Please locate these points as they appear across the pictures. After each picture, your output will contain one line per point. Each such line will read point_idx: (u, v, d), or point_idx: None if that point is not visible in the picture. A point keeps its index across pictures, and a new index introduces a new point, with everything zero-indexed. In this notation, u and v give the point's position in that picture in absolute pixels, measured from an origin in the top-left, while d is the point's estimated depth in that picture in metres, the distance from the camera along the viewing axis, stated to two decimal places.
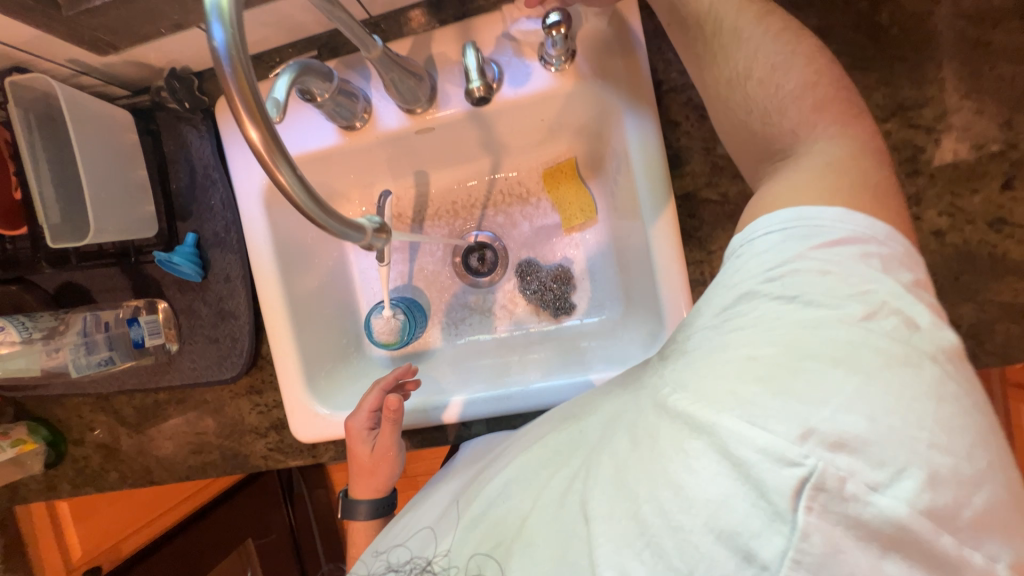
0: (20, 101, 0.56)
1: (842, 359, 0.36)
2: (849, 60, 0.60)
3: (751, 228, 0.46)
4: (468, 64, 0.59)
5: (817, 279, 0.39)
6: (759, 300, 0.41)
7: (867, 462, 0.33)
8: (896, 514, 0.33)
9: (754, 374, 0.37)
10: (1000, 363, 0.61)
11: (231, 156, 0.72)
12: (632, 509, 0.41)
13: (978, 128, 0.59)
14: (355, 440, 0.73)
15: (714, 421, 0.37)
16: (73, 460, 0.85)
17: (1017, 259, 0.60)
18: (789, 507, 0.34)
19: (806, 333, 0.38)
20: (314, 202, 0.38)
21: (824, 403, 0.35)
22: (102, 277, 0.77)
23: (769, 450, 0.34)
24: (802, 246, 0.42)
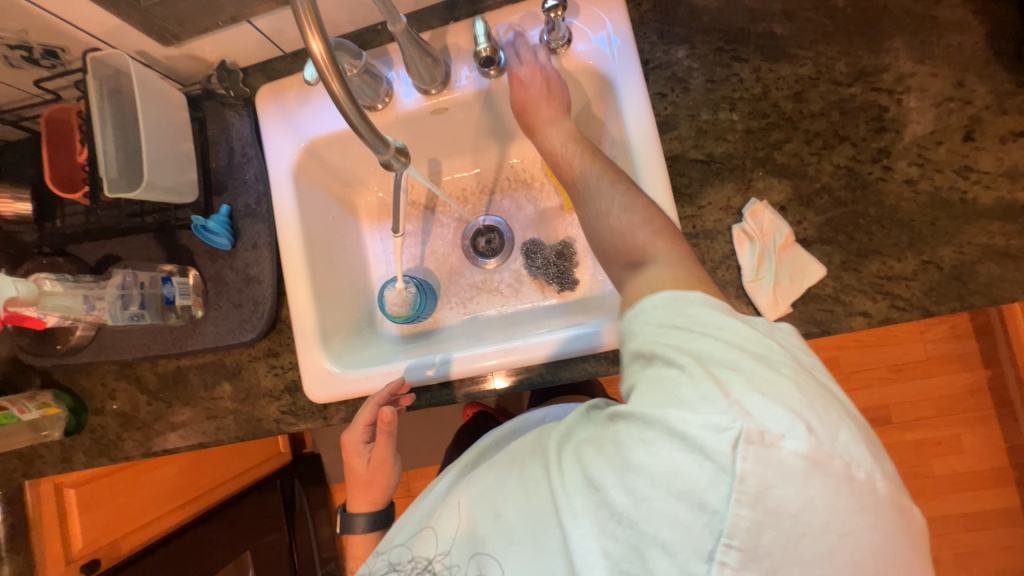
0: (96, 73, 0.65)
1: (739, 365, 0.42)
2: (812, 35, 0.69)
3: (641, 303, 0.50)
4: (477, 31, 0.69)
5: (717, 320, 0.46)
6: (660, 343, 0.46)
7: (770, 416, 0.38)
8: (802, 450, 0.37)
9: (680, 390, 0.41)
10: (988, 302, 0.63)
11: (268, 136, 0.82)
12: (601, 498, 0.44)
13: (934, 88, 0.66)
14: (351, 454, 0.79)
15: (661, 416, 0.41)
16: (92, 429, 0.88)
17: (987, 203, 0.64)
18: (729, 460, 0.37)
19: (712, 357, 0.43)
20: (355, 110, 0.45)
21: (731, 390, 0.40)
22: (140, 247, 0.84)
23: (708, 422, 0.39)
24: (683, 304, 0.48)
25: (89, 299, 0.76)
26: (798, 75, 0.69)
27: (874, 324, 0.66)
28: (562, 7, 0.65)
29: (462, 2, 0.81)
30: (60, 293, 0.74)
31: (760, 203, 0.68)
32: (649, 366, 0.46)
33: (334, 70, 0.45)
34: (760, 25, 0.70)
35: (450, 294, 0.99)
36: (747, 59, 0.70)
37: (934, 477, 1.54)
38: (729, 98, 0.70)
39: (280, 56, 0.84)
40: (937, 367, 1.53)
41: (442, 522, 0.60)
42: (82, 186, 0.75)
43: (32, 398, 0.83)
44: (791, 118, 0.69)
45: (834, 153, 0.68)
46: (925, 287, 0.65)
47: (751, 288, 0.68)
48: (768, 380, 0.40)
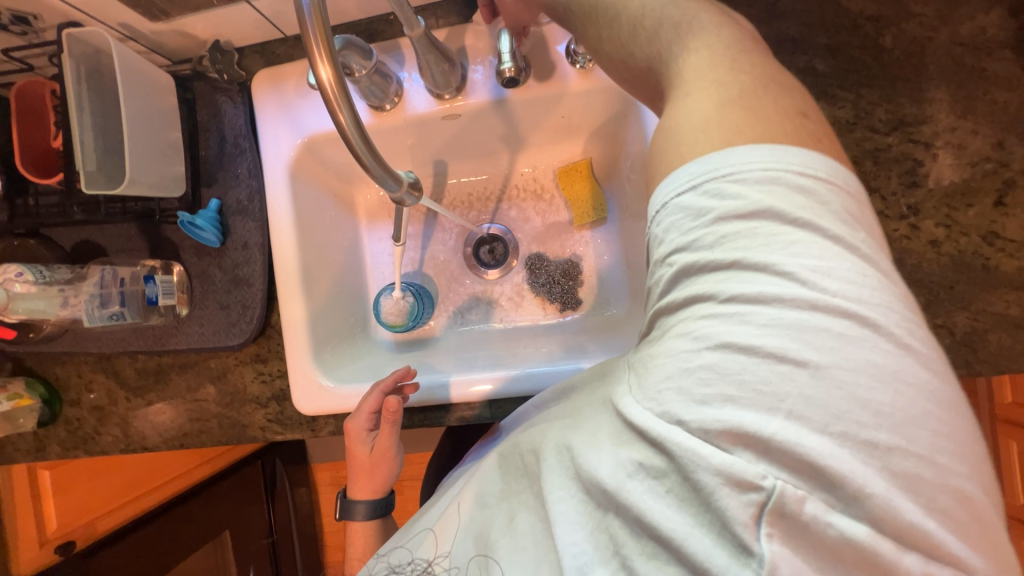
0: (73, 52, 0.58)
1: (792, 333, 0.34)
2: (855, 76, 0.65)
3: (664, 186, 0.42)
4: (502, 47, 0.65)
5: (766, 244, 0.37)
6: (695, 277, 0.39)
7: (822, 482, 0.33)
8: (856, 534, 0.33)
9: (699, 392, 0.36)
10: (993, 371, 0.63)
11: (264, 129, 0.75)
12: (603, 525, 0.43)
13: (972, 146, 0.63)
14: (354, 441, 0.74)
15: (669, 437, 0.37)
16: (67, 421, 0.84)
17: (1008, 272, 0.63)
18: (752, 538, 0.34)
19: (741, 325, 0.36)
20: (366, 146, 0.41)
21: (776, 409, 0.34)
22: (122, 236, 0.79)
23: (727, 474, 0.35)
24: (726, 207, 0.38)
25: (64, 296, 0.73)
26: (834, 118, 0.65)
27: None
28: None
29: None
30: (33, 293, 0.70)
31: None
32: (678, 313, 0.40)
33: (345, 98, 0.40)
34: (801, 58, 0.66)
35: (448, 302, 0.97)
36: None
37: None
38: None
39: (281, 39, 0.76)
40: None
41: (443, 526, 0.59)
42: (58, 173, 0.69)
43: (3, 387, 0.79)
44: None
45: None
46: None
47: None
48: (817, 385, 0.33)
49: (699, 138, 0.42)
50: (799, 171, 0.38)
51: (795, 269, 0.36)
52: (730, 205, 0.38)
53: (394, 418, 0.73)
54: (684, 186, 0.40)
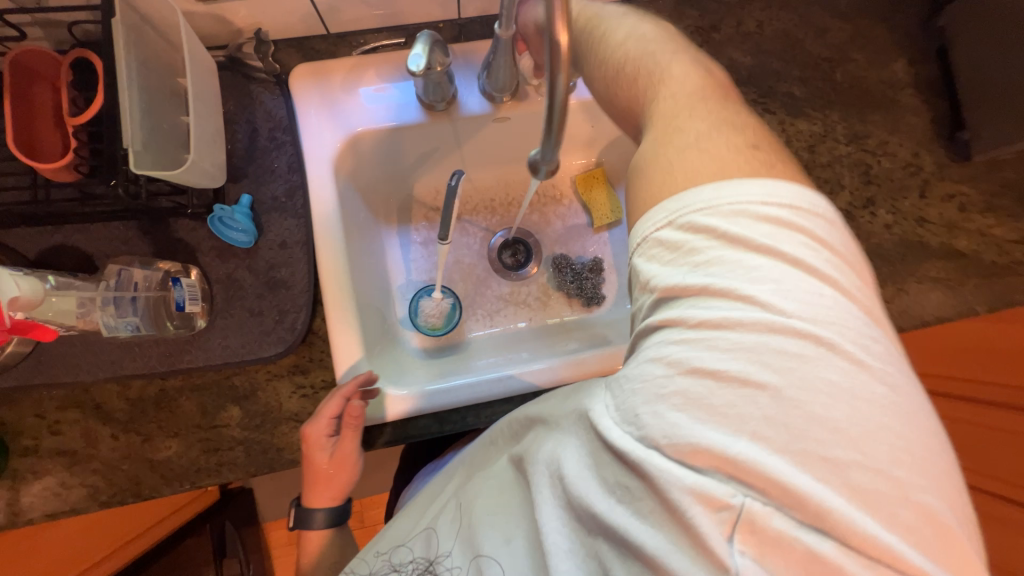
0: (126, 19, 0.52)
1: (752, 355, 0.38)
2: (821, 101, 0.84)
3: (641, 224, 0.47)
4: None
5: (726, 274, 0.40)
6: (666, 304, 0.43)
7: (786, 499, 0.35)
8: (823, 550, 0.34)
9: (676, 408, 0.39)
10: (937, 321, 0.83)
11: (307, 121, 0.72)
12: (589, 549, 0.44)
13: (900, 155, 0.85)
14: (313, 446, 0.67)
15: (647, 458, 0.39)
16: (16, 476, 0.66)
17: (934, 246, 0.84)
18: (727, 562, 0.36)
19: (708, 350, 0.39)
20: (558, 118, 0.42)
21: (743, 428, 0.37)
22: (117, 240, 0.68)
23: (697, 496, 0.37)
24: (687, 240, 0.43)
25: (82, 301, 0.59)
26: (811, 131, 0.84)
27: None
28: None
29: None
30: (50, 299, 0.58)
31: None
32: (654, 335, 0.43)
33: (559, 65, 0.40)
34: (783, 85, 0.84)
35: (476, 305, 0.96)
36: (775, 112, 0.83)
37: None
38: None
39: (322, 36, 0.75)
40: None
41: (444, 523, 0.59)
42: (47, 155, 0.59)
43: None
44: (807, 165, 0.83)
45: (837, 198, 0.83)
46: (899, 308, 0.83)
47: None
48: (778, 402, 0.36)
49: (671, 176, 0.46)
50: (759, 204, 0.42)
51: (754, 294, 0.39)
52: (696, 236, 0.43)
53: (356, 422, 0.68)
54: (662, 222, 0.45)
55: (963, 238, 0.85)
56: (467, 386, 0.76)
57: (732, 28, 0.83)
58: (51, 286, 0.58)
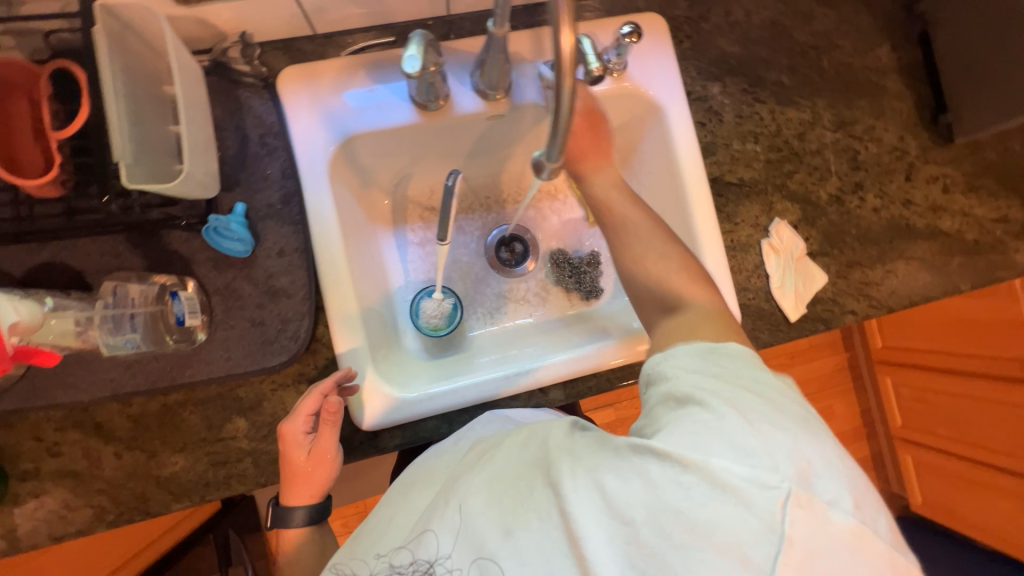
0: (107, 27, 0.50)
1: (774, 415, 0.53)
2: (809, 89, 0.85)
3: (681, 344, 0.62)
4: (586, 49, 0.63)
5: (744, 372, 0.57)
6: (702, 382, 0.56)
7: (816, 487, 0.49)
8: (844, 520, 0.48)
9: (725, 437, 0.51)
10: (924, 300, 0.86)
11: (297, 125, 0.70)
12: (632, 534, 0.51)
13: (887, 139, 0.87)
14: (289, 446, 0.66)
15: (706, 462, 0.49)
16: (18, 502, 0.64)
17: (920, 227, 0.87)
18: (777, 522, 0.47)
19: (740, 409, 0.53)
20: (567, 115, 0.42)
21: (779, 446, 0.50)
22: (108, 255, 0.66)
23: (755, 481, 0.48)
24: (720, 352, 0.60)
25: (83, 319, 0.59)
26: (800, 119, 0.85)
27: (859, 319, 0.84)
28: (635, 32, 0.71)
29: (519, 11, 0.79)
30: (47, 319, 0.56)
31: (781, 222, 0.82)
32: (683, 400, 0.56)
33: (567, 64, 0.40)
34: (773, 74, 0.84)
35: (476, 304, 0.97)
36: (765, 101, 0.84)
37: None
38: (753, 132, 0.83)
39: (308, 37, 0.73)
40: (819, 352, 1.99)
41: (444, 526, 0.61)
42: (26, 165, 0.57)
43: None
44: (797, 153, 0.84)
45: (827, 184, 0.85)
46: (888, 290, 0.85)
47: (778, 293, 0.80)
48: (798, 437, 0.52)
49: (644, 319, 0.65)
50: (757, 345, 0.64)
51: (766, 387, 0.56)
52: (720, 346, 0.61)
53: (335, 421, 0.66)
54: (695, 341, 0.62)
55: (948, 219, 0.88)
56: (473, 386, 0.78)
57: (720, 18, 0.84)
58: (48, 308, 0.57)
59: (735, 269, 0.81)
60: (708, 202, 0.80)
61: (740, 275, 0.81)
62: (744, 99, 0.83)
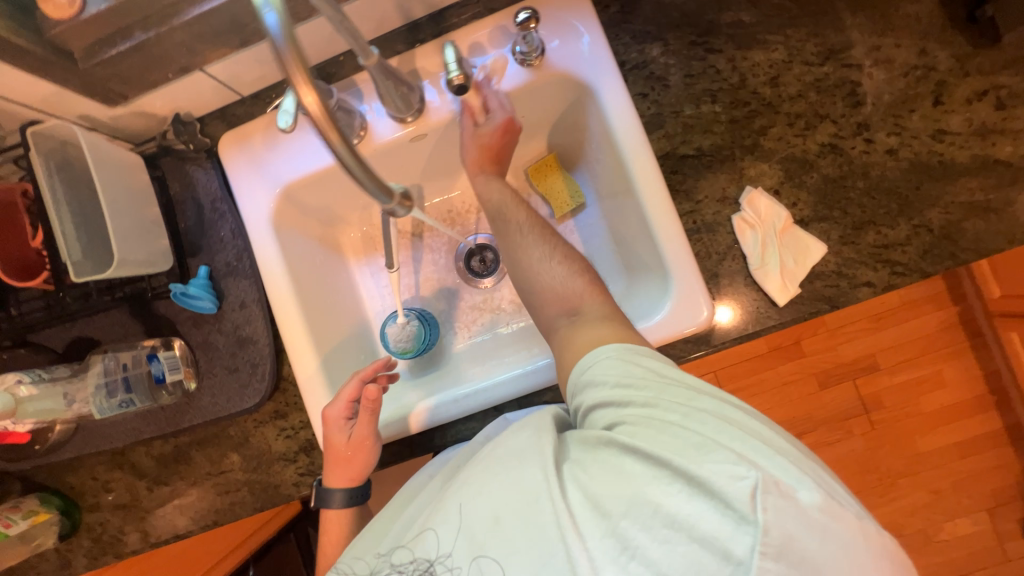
0: (41, 149, 0.59)
1: (714, 413, 0.50)
2: (779, 20, 0.70)
3: (597, 351, 0.59)
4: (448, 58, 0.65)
5: (671, 379, 0.54)
6: (630, 395, 0.53)
7: (779, 470, 0.43)
8: (817, 503, 0.42)
9: (674, 435, 0.48)
10: (977, 256, 0.67)
11: (237, 187, 0.76)
12: (612, 529, 0.45)
13: (900, 58, 0.68)
14: (331, 429, 0.71)
15: (667, 456, 0.46)
16: (89, 528, 0.81)
17: (964, 162, 0.67)
18: (750, 510, 0.41)
19: (679, 412, 0.50)
20: (359, 166, 0.39)
21: (731, 438, 0.46)
22: (115, 325, 0.78)
23: (721, 469, 0.43)
24: (643, 358, 0.57)
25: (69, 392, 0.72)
26: (771, 61, 0.70)
27: (879, 292, 0.68)
28: (533, 19, 0.64)
29: (426, 23, 0.76)
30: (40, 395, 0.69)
31: (754, 191, 0.69)
32: (615, 413, 0.53)
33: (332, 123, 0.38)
34: (728, 15, 0.71)
35: (453, 319, 0.97)
36: (721, 50, 0.71)
37: (924, 412, 1.67)
38: (709, 91, 0.71)
39: (238, 101, 0.78)
40: (913, 310, 1.66)
41: (443, 522, 0.53)
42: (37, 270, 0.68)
43: (17, 508, 0.76)
44: (771, 103, 0.70)
45: (817, 132, 0.69)
46: (919, 250, 0.67)
47: (760, 276, 0.69)
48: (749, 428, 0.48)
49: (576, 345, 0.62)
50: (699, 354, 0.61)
51: (699, 388, 0.53)
52: (647, 356, 0.57)
53: (372, 407, 0.71)
54: (609, 355, 0.58)
55: (1007, 144, 0.66)
56: (438, 406, 0.79)
57: None
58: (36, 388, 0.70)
59: (702, 254, 0.71)
60: (661, 184, 0.69)
61: (709, 260, 0.71)
62: (694, 55, 0.71)
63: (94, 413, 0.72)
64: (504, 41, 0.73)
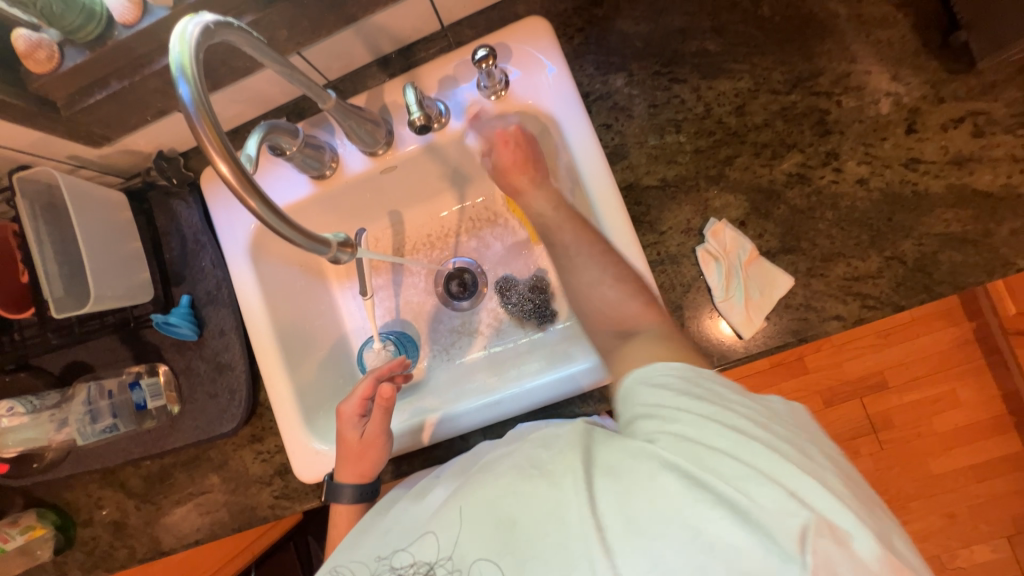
0: (26, 194, 0.67)
1: (773, 443, 0.46)
2: (745, 48, 0.69)
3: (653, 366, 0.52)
4: (408, 99, 0.66)
5: (733, 399, 0.49)
6: (684, 410, 0.48)
7: (835, 513, 0.42)
8: (869, 553, 0.41)
9: (726, 464, 0.44)
10: (954, 290, 0.64)
11: (217, 219, 0.79)
12: (645, 549, 0.43)
13: (870, 86, 0.66)
14: (343, 424, 0.70)
15: (715, 486, 0.43)
16: (82, 543, 0.85)
17: (939, 192, 0.65)
18: (796, 550, 0.40)
19: (737, 436, 0.45)
20: (281, 221, 0.44)
21: (788, 475, 0.44)
22: (104, 351, 0.81)
23: (776, 508, 0.42)
24: (701, 372, 0.51)
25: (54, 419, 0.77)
26: (737, 89, 0.69)
27: (848, 326, 0.66)
28: (492, 55, 0.65)
29: (396, 58, 0.78)
30: (25, 424, 0.75)
31: (719, 222, 0.68)
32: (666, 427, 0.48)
33: (251, 184, 0.43)
34: (692, 44, 0.70)
35: (432, 342, 0.93)
36: (686, 79, 0.70)
37: (937, 433, 1.59)
38: (673, 120, 0.71)
39: None
40: (924, 326, 1.59)
41: (444, 525, 0.52)
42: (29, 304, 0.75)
43: (16, 523, 0.81)
44: (737, 132, 0.69)
45: (784, 162, 0.68)
46: (891, 283, 0.65)
47: (724, 307, 0.67)
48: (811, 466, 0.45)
49: None
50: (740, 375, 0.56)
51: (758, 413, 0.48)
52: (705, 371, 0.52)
53: (385, 404, 0.71)
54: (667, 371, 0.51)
55: (985, 172, 0.64)
56: (419, 428, 0.79)
57: None
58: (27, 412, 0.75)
59: (667, 285, 0.70)
60: (625, 215, 0.68)
61: (673, 292, 0.70)
62: (659, 85, 0.71)
63: (76, 438, 0.77)
64: (470, 76, 0.74)
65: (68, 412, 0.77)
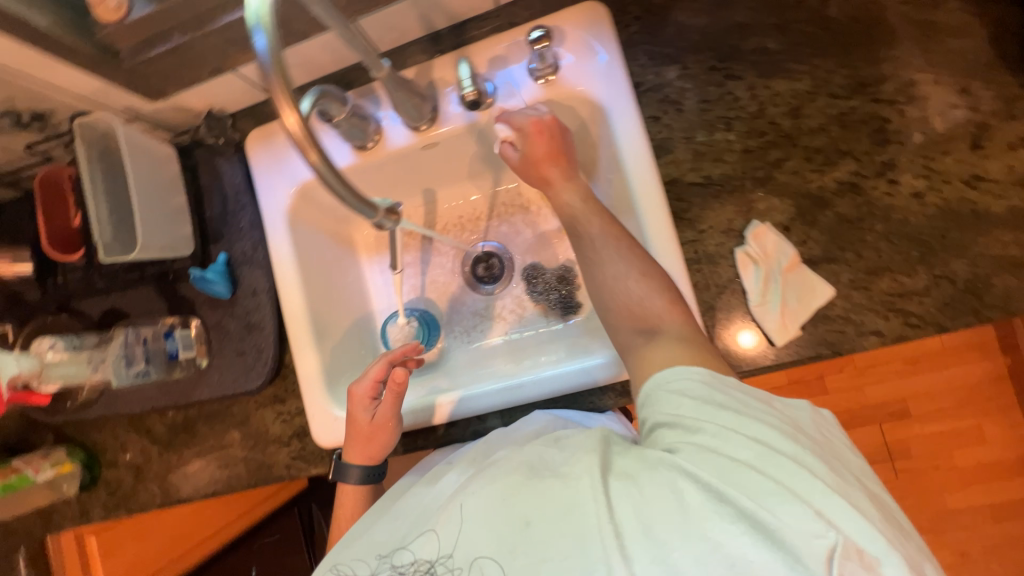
0: (85, 138, 0.70)
1: (801, 459, 0.45)
2: (808, 49, 0.67)
3: (675, 370, 0.52)
4: (461, 75, 0.67)
5: (758, 409, 0.48)
6: (704, 418, 0.47)
7: (866, 538, 0.41)
8: None
9: (751, 479, 0.43)
10: (1004, 315, 0.61)
11: (258, 181, 0.81)
12: (661, 557, 0.43)
13: (936, 97, 0.64)
14: (356, 406, 0.71)
15: (739, 500, 0.43)
16: (106, 483, 0.88)
17: (999, 213, 0.62)
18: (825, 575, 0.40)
19: (762, 449, 0.45)
20: (336, 177, 0.45)
21: (816, 494, 0.42)
22: (141, 300, 0.83)
23: (803, 529, 0.41)
24: (726, 380, 0.50)
25: (91, 359, 0.80)
26: (794, 91, 0.67)
27: (887, 343, 0.64)
28: (547, 37, 0.65)
29: (447, 34, 0.78)
30: (65, 360, 0.78)
31: (761, 225, 0.67)
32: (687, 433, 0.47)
33: (313, 139, 0.43)
34: (752, 41, 0.68)
35: (454, 323, 0.94)
36: (741, 76, 0.68)
37: (957, 469, 1.54)
38: (725, 118, 0.69)
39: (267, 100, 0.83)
40: (955, 357, 1.54)
41: (449, 523, 0.52)
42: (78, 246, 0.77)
43: (47, 456, 0.85)
44: (789, 135, 0.67)
45: (836, 169, 0.66)
46: (937, 303, 0.63)
47: (758, 312, 0.66)
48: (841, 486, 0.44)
49: None
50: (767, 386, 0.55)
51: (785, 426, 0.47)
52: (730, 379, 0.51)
53: (397, 389, 0.71)
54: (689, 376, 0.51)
55: None
56: (436, 405, 0.79)
57: None
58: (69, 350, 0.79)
59: (701, 285, 0.69)
60: (665, 210, 0.67)
61: (707, 292, 0.68)
62: (713, 81, 0.69)
63: (111, 379, 0.80)
64: (520, 58, 0.74)
65: (105, 354, 0.79)
